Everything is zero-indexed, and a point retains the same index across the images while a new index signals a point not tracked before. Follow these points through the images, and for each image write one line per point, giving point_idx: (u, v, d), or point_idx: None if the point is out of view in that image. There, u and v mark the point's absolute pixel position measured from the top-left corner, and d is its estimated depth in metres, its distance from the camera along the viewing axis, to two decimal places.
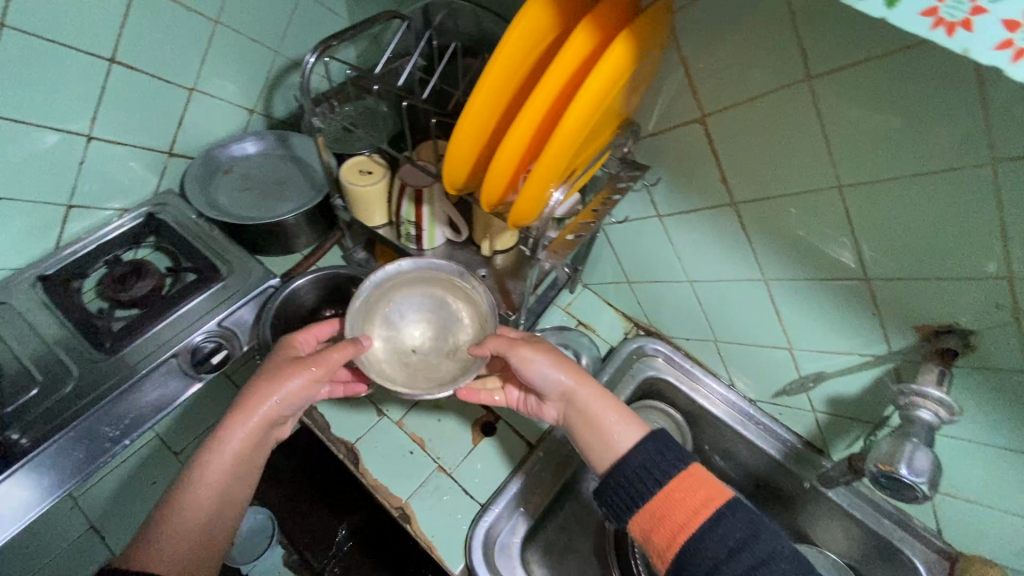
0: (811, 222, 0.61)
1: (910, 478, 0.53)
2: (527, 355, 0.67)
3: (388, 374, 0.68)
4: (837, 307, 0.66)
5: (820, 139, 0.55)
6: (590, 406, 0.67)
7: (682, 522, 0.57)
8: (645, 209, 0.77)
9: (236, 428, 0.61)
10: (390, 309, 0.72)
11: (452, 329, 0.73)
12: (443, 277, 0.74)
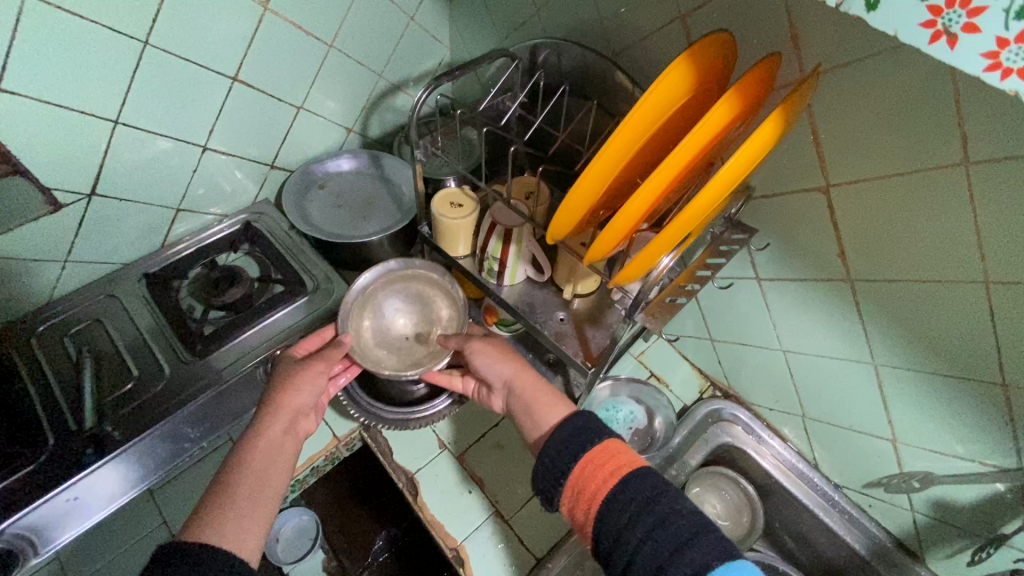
0: (942, 315, 0.55)
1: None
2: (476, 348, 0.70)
3: (374, 357, 0.72)
4: (959, 407, 0.59)
5: (968, 228, 0.50)
6: (526, 394, 0.68)
7: (593, 491, 0.56)
8: (742, 271, 0.73)
9: (268, 416, 0.64)
10: (377, 303, 0.76)
11: (433, 321, 0.76)
12: (422, 273, 0.78)
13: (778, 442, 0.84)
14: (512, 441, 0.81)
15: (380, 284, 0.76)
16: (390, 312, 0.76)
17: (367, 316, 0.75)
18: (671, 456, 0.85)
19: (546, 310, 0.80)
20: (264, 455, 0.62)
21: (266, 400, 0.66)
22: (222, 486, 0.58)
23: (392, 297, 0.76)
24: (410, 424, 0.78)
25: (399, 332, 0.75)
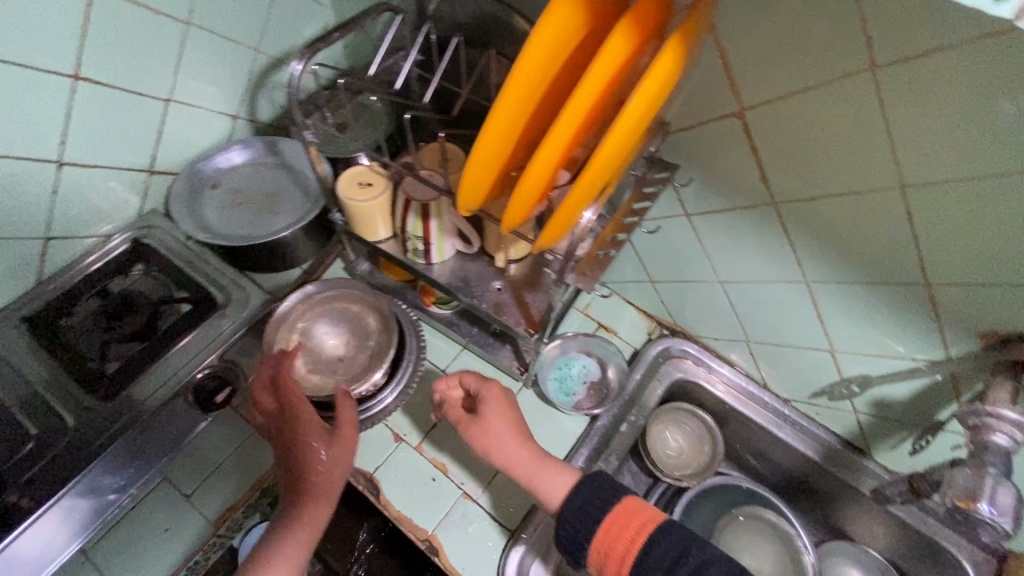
0: (863, 225, 0.55)
1: (993, 517, 0.47)
2: (477, 427, 0.68)
3: (309, 383, 0.68)
4: (888, 312, 0.61)
5: (881, 135, 0.49)
6: (526, 473, 0.66)
7: (621, 555, 0.57)
8: (671, 208, 0.72)
9: (313, 503, 0.62)
10: (304, 328, 0.71)
11: (363, 335, 0.73)
12: (348, 289, 0.75)
13: (727, 369, 0.86)
14: None
15: (298, 307, 0.72)
16: (317, 333, 0.71)
17: (295, 343, 0.70)
18: (629, 402, 0.85)
19: (481, 283, 0.76)
20: (304, 538, 0.62)
21: (298, 481, 0.62)
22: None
23: (315, 318, 0.72)
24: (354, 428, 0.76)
25: (330, 350, 0.71)
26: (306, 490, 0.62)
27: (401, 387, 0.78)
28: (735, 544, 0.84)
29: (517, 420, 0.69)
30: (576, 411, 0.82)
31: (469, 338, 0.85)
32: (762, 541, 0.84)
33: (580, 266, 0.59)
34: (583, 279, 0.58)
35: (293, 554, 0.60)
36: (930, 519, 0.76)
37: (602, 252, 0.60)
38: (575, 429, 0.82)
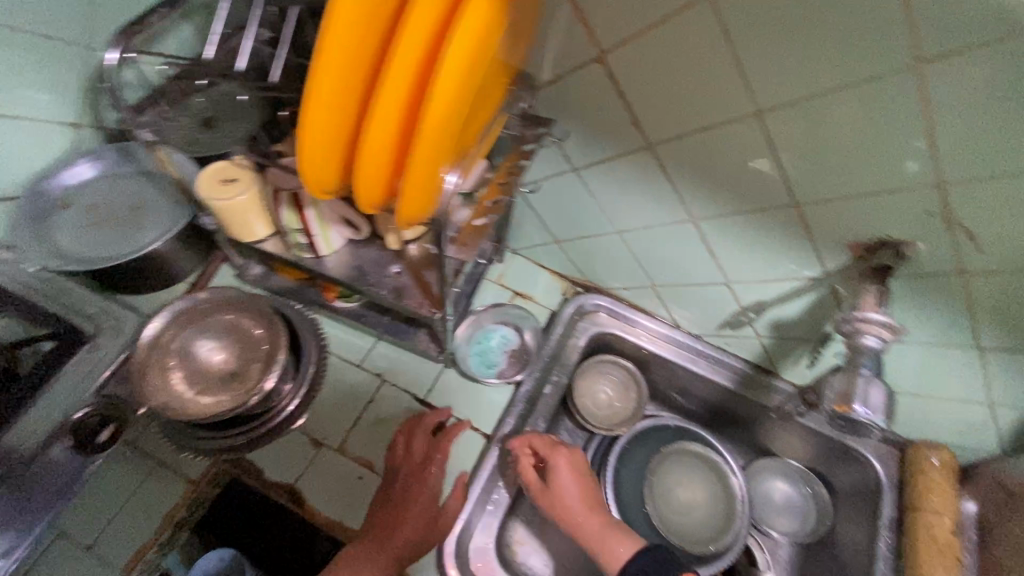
0: (731, 157, 0.56)
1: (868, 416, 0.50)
2: (556, 484, 0.70)
3: (197, 403, 0.63)
4: (770, 239, 0.62)
5: (730, 64, 0.49)
6: (589, 537, 0.66)
7: None
8: (558, 165, 0.72)
9: (397, 534, 0.66)
10: (182, 347, 0.66)
11: (250, 342, 0.68)
12: (225, 298, 0.69)
13: (642, 316, 0.88)
14: (391, 412, 0.79)
15: (171, 327, 0.66)
16: (198, 351, 0.66)
17: (174, 365, 0.65)
18: (552, 359, 0.84)
19: (378, 270, 0.72)
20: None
21: (389, 518, 0.67)
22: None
23: (191, 334, 0.67)
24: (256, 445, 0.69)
25: (216, 365, 0.66)
26: (408, 550, 0.67)
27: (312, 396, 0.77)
28: (669, 480, 0.88)
29: (592, 487, 0.71)
30: (501, 381, 0.82)
31: (380, 327, 0.82)
32: (692, 472, 0.88)
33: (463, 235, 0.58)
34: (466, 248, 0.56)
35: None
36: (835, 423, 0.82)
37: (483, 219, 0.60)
38: (502, 399, 0.81)
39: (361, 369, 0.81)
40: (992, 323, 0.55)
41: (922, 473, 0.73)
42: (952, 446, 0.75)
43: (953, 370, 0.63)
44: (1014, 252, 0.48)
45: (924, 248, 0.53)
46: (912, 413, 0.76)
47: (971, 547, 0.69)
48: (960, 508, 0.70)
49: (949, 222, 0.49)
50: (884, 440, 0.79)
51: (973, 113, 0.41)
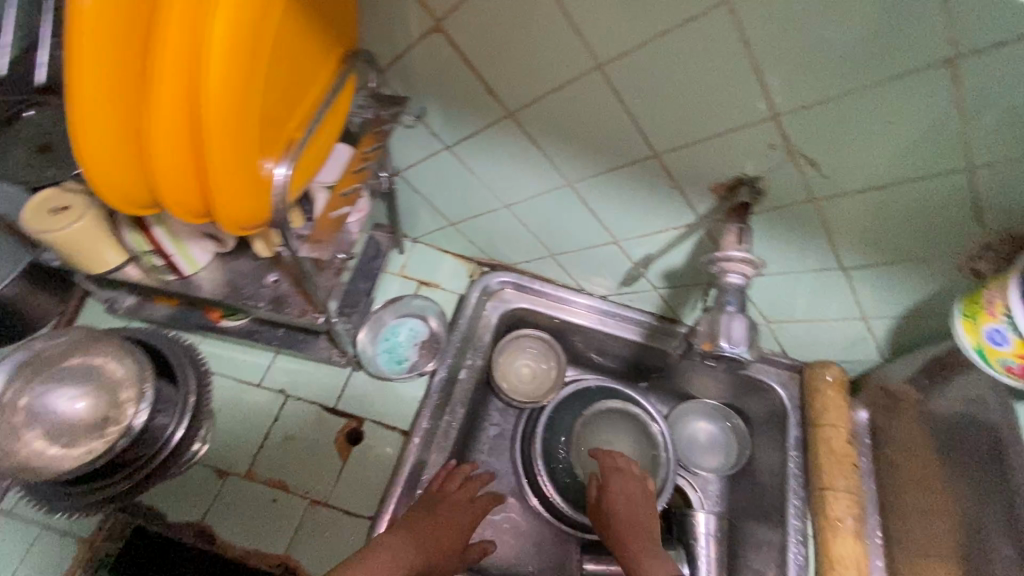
0: (587, 114, 0.56)
1: (734, 351, 0.52)
2: (617, 484, 0.79)
3: (55, 457, 0.58)
4: (644, 191, 0.63)
5: (562, 20, 0.47)
6: (631, 540, 0.71)
7: None
8: (429, 144, 0.69)
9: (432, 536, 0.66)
10: (32, 403, 0.61)
11: (107, 382, 0.62)
12: (75, 343, 0.64)
13: (550, 287, 0.88)
14: (300, 427, 0.75)
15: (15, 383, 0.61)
16: (51, 402, 0.61)
17: (24, 422, 0.60)
18: (464, 341, 0.82)
19: (253, 282, 0.67)
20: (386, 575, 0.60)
21: (431, 521, 0.67)
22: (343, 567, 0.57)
23: (41, 387, 0.62)
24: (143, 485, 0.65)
25: (72, 412, 0.61)
26: (427, 554, 0.65)
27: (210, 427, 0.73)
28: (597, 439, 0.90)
29: (649, 507, 0.77)
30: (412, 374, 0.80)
31: (276, 341, 0.77)
32: (620, 430, 0.91)
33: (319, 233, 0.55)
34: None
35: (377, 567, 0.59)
36: None
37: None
38: (417, 392, 0.79)
39: (263, 387, 0.77)
40: (848, 244, 0.58)
41: (818, 390, 0.77)
42: (843, 364, 0.79)
43: (828, 292, 0.67)
44: (852, 173, 0.50)
45: (775, 182, 0.55)
46: (804, 344, 0.79)
47: (866, 451, 0.75)
48: (852, 417, 0.76)
49: (790, 152, 0.51)
50: (785, 367, 0.83)
51: (791, 43, 0.42)
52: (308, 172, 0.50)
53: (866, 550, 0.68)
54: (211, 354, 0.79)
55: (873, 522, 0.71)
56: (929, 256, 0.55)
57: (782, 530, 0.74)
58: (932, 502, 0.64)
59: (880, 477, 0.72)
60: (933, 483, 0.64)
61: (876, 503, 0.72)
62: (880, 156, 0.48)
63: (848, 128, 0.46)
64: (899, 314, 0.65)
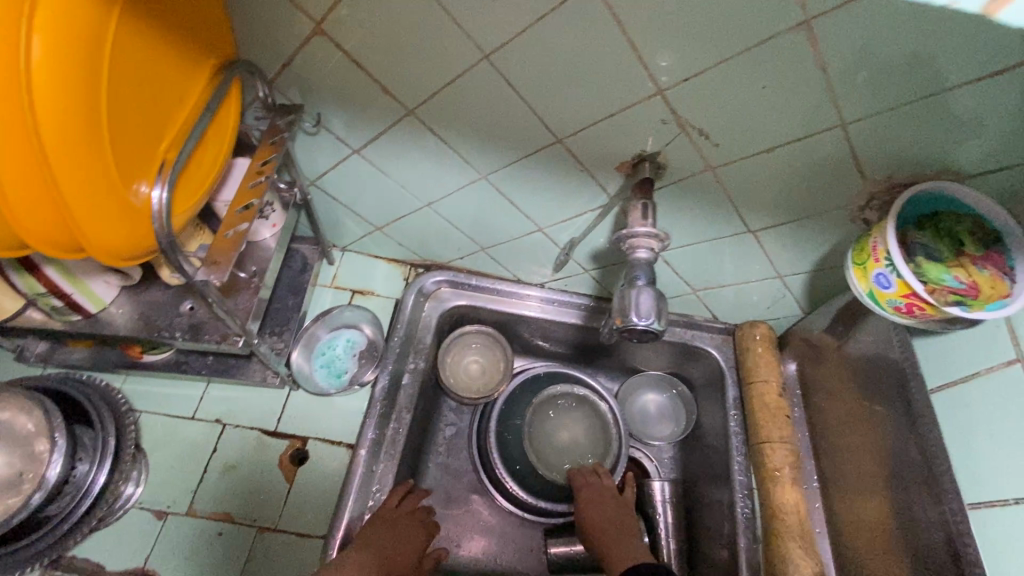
0: (487, 105, 0.56)
1: (643, 324, 0.54)
2: (586, 496, 0.80)
3: None
4: (555, 177, 0.64)
5: (442, 13, 0.47)
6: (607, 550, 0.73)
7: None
8: (337, 150, 0.67)
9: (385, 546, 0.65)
10: None
11: (14, 437, 0.56)
12: None
13: (487, 281, 0.86)
14: (241, 455, 0.73)
15: None
16: None
17: None
18: (405, 345, 0.79)
19: (166, 313, 0.64)
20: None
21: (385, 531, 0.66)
22: None
23: None
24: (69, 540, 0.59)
25: None
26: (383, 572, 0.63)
27: (144, 468, 0.70)
28: (549, 425, 0.91)
29: (625, 508, 0.78)
30: (352, 387, 0.78)
31: (205, 370, 0.74)
32: (573, 413, 0.92)
33: (212, 255, 0.53)
34: (216, 268, 0.52)
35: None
36: (677, 329, 0.86)
37: (237, 231, 0.54)
38: (360, 403, 0.78)
39: (197, 420, 0.74)
40: (751, 207, 0.61)
41: (749, 350, 0.80)
42: (770, 322, 0.83)
43: (744, 256, 0.70)
44: (740, 140, 0.52)
45: (674, 156, 0.56)
46: (733, 306, 0.82)
47: (797, 401, 0.79)
48: (783, 371, 0.79)
49: (681, 125, 0.52)
50: (719, 332, 0.85)
51: (660, 19, 0.43)
52: (194, 191, 0.48)
53: (805, 495, 0.71)
54: (137, 392, 0.75)
55: (809, 467, 0.74)
56: (823, 211, 0.58)
57: (730, 488, 0.77)
58: (856, 441, 0.68)
59: (811, 424, 0.76)
60: (855, 424, 0.68)
61: (810, 449, 0.76)
62: (762, 121, 0.50)
63: (730, 97, 0.48)
64: (809, 268, 0.68)
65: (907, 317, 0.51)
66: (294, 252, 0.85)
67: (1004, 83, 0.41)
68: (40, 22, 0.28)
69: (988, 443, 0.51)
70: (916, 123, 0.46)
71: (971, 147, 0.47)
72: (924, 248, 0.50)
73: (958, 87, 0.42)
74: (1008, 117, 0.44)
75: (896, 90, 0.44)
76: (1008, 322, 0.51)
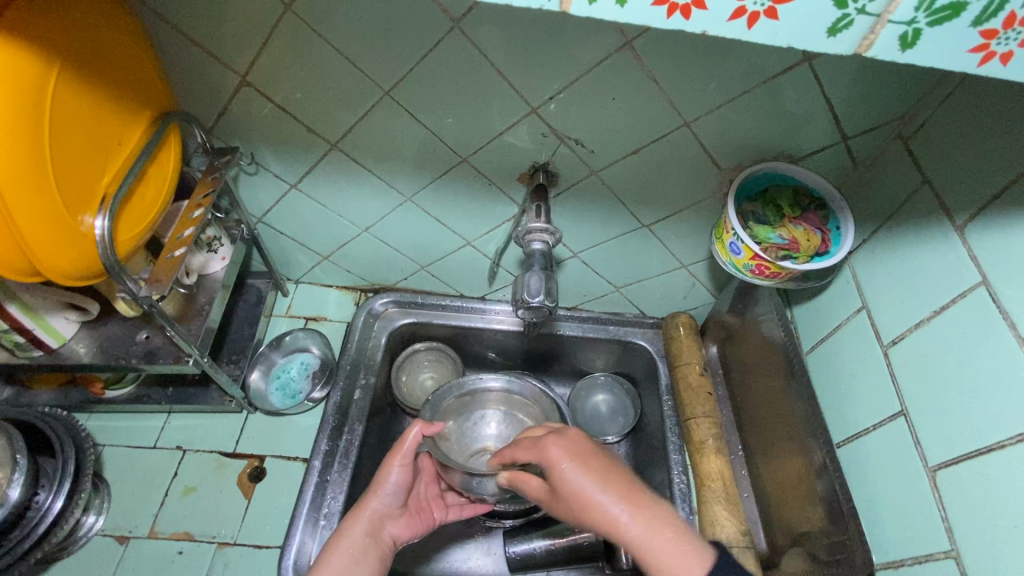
0: (398, 132, 0.64)
1: (535, 302, 0.65)
2: (557, 457, 0.55)
3: None
4: (470, 190, 0.72)
5: (340, 58, 0.56)
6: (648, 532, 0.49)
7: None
8: (276, 187, 0.75)
9: (388, 472, 0.70)
10: None
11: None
12: None
13: (432, 298, 0.92)
14: (201, 477, 0.77)
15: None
16: None
17: None
18: (355, 364, 0.85)
19: (123, 342, 0.70)
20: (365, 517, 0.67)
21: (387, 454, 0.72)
22: (337, 532, 0.66)
23: None
24: (25, 562, 0.61)
25: None
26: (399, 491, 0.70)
27: (106, 497, 0.74)
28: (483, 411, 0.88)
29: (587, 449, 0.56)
30: (305, 404, 0.83)
31: (165, 401, 0.79)
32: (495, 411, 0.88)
33: (155, 275, 0.60)
34: (158, 284, 0.58)
35: (365, 509, 0.68)
36: (610, 326, 0.92)
37: (175, 254, 0.62)
38: (315, 420, 0.83)
39: (158, 448, 0.78)
40: (641, 203, 0.69)
41: (673, 337, 0.86)
42: (691, 312, 0.90)
43: (650, 248, 0.77)
44: (611, 145, 0.62)
45: (562, 163, 0.65)
46: (657, 301, 0.89)
47: (721, 380, 0.85)
48: (706, 354, 0.86)
49: (558, 136, 0.62)
50: (650, 327, 0.92)
51: (516, 51, 0.53)
52: (137, 224, 0.56)
53: (731, 464, 0.77)
54: (100, 427, 0.79)
55: (734, 438, 0.80)
56: (698, 200, 0.68)
57: (667, 467, 0.81)
58: (768, 409, 0.74)
59: (733, 399, 0.82)
60: (766, 392, 0.75)
61: (734, 422, 0.82)
62: (624, 125, 0.59)
63: (591, 110, 0.58)
64: (706, 255, 0.77)
65: (764, 279, 0.59)
66: (249, 287, 0.92)
67: (795, 78, 0.52)
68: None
69: (854, 383, 0.58)
70: (742, 117, 0.56)
71: (793, 132, 0.57)
72: (755, 215, 0.60)
73: (762, 84, 0.53)
74: (810, 105, 0.54)
75: (717, 91, 0.54)
76: (855, 278, 0.59)
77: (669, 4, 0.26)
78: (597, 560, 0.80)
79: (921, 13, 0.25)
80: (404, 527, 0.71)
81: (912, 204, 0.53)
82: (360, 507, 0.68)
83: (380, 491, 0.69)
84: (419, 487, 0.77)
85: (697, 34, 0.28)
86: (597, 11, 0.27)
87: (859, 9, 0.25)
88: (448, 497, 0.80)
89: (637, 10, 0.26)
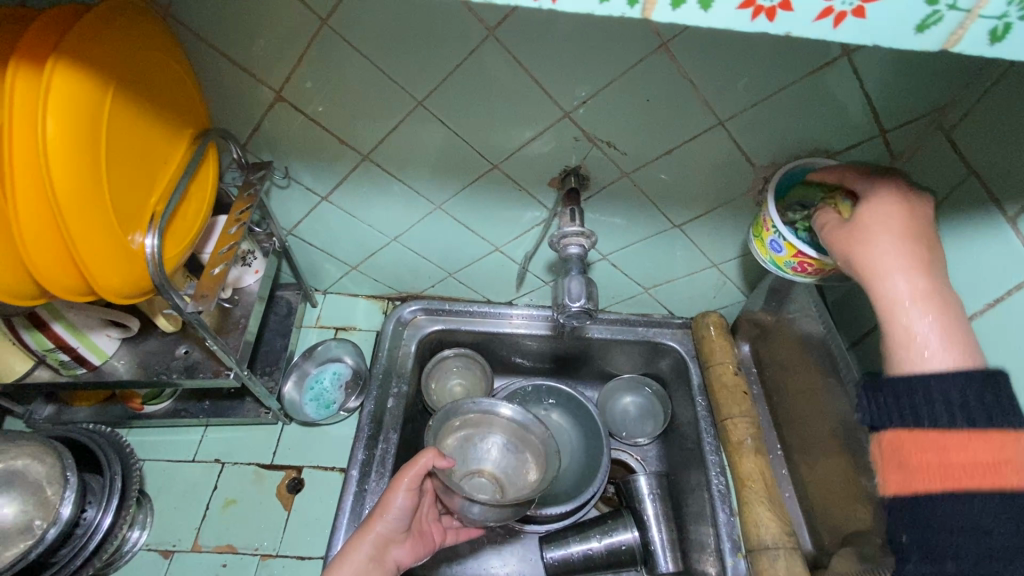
0: (429, 141, 0.65)
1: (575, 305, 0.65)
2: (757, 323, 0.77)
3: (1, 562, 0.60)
4: (500, 196, 0.72)
5: (376, 71, 0.56)
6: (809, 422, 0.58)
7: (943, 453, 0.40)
8: (307, 199, 0.76)
9: (393, 496, 0.67)
10: None
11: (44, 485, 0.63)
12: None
13: (459, 304, 0.92)
14: (241, 489, 0.77)
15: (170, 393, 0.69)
16: None
17: None
18: (386, 373, 0.84)
19: (163, 357, 0.71)
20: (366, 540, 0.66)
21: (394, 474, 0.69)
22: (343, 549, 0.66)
23: None
24: None
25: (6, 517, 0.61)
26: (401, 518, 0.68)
27: (150, 512, 0.75)
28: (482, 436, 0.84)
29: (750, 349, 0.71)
30: (340, 414, 0.83)
31: (202, 415, 0.80)
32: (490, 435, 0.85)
33: (199, 289, 0.61)
34: (203, 300, 0.59)
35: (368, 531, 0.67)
36: (638, 328, 0.90)
37: (216, 270, 0.63)
38: (350, 429, 0.83)
39: (198, 461, 0.79)
40: (673, 204, 0.69)
41: (704, 337, 0.85)
42: (721, 311, 0.90)
43: (680, 248, 0.77)
44: (645, 146, 0.62)
45: (594, 166, 0.65)
46: (686, 301, 0.89)
47: (754, 378, 0.85)
48: (738, 352, 0.85)
49: (590, 140, 0.62)
50: (679, 327, 0.90)
51: (552, 57, 0.53)
52: (181, 240, 0.56)
53: (770, 464, 0.76)
54: (139, 442, 0.80)
55: (772, 437, 0.80)
56: (731, 198, 0.67)
57: (704, 469, 0.80)
58: (807, 406, 0.73)
59: (768, 397, 0.82)
60: (804, 389, 0.74)
61: (771, 420, 0.81)
62: (658, 127, 0.59)
63: (626, 113, 0.58)
64: (737, 253, 0.76)
65: (805, 275, 0.59)
66: (278, 299, 0.92)
67: (834, 74, 0.51)
68: (61, 109, 0.37)
69: None
70: (779, 113, 0.56)
71: (831, 127, 0.56)
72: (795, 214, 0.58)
73: (801, 80, 0.52)
74: (849, 99, 0.53)
75: (754, 89, 0.54)
76: None
77: (754, 6, 0.26)
78: (637, 563, 0.79)
79: (1013, 7, 0.24)
80: (408, 551, 0.70)
81: (958, 196, 0.53)
82: (363, 526, 0.67)
83: (384, 513, 0.67)
84: (423, 508, 0.76)
85: (778, 35, 0.28)
86: (678, 16, 0.27)
87: (950, 5, 0.25)
88: (445, 520, 0.79)
89: (720, 14, 0.26)
